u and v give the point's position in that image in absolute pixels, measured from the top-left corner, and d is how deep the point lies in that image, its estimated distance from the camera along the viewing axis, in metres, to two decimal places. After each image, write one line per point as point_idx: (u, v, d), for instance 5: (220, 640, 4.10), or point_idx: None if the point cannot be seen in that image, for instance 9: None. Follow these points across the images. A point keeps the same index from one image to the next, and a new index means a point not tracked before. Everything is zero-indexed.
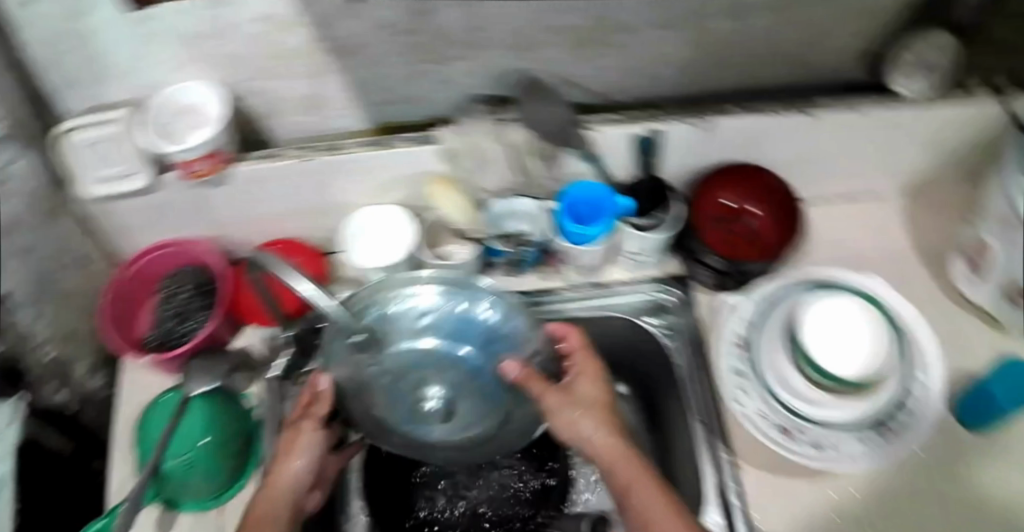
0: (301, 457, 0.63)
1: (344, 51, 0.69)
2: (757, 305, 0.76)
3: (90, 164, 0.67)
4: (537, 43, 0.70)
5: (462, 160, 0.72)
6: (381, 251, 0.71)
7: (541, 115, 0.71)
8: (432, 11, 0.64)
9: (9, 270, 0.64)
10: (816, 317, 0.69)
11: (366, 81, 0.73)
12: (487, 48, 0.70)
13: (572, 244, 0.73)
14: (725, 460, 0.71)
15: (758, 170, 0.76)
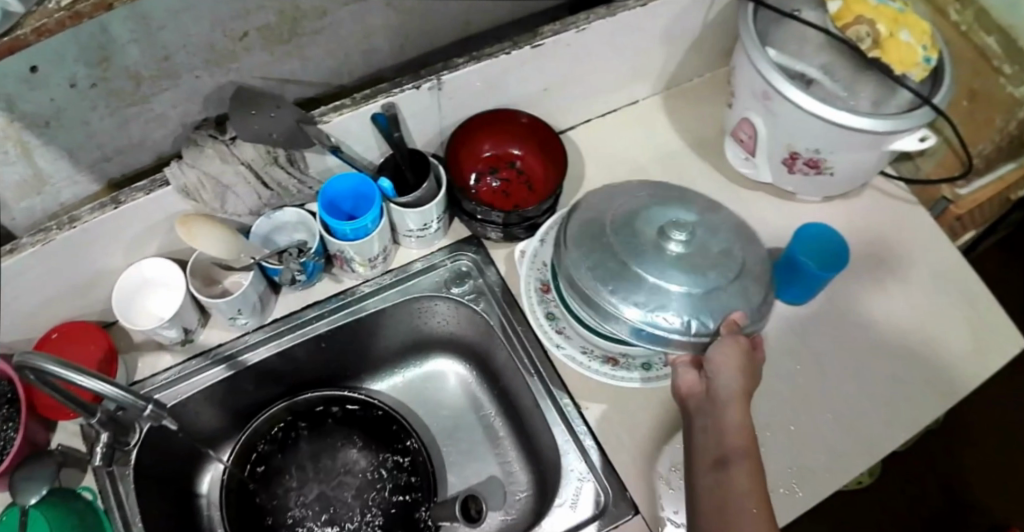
0: None
1: (42, 124, 0.62)
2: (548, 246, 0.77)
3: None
4: (232, 55, 0.66)
5: (205, 193, 0.70)
6: (163, 306, 0.72)
7: (252, 128, 0.66)
8: (110, 56, 0.59)
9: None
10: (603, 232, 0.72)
11: (79, 141, 0.67)
12: (182, 72, 0.65)
13: (349, 240, 0.72)
14: (568, 404, 0.73)
15: (507, 114, 0.74)
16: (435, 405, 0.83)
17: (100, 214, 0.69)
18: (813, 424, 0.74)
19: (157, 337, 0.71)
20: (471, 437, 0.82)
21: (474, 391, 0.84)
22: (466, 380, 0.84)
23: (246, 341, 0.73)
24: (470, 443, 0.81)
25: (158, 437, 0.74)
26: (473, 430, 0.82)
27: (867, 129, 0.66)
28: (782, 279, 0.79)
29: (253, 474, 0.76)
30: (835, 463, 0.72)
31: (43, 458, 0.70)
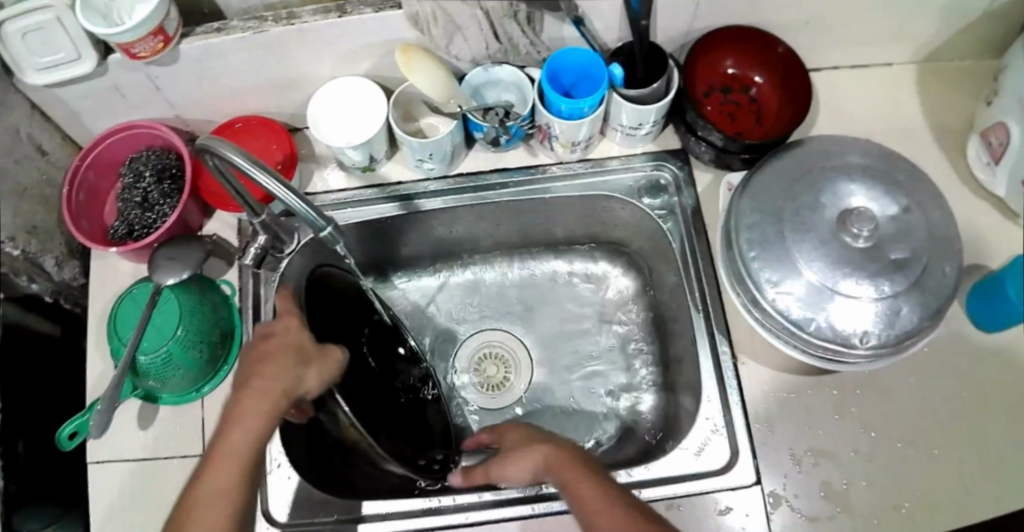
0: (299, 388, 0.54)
1: None
2: (750, 197, 0.67)
3: (26, 50, 0.60)
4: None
5: (434, 27, 0.63)
6: (355, 127, 0.67)
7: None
8: None
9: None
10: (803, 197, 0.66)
11: None
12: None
13: (561, 119, 0.66)
14: (724, 352, 0.69)
15: (767, 37, 0.68)
16: (551, 317, 0.83)
17: (321, 20, 0.62)
18: (965, 454, 0.66)
19: (339, 157, 0.67)
20: (604, 350, 0.80)
21: (626, 304, 0.81)
22: (621, 291, 0.82)
23: (424, 188, 0.71)
24: (602, 356, 0.80)
25: (307, 253, 0.73)
26: (606, 342, 0.80)
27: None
28: (981, 300, 0.69)
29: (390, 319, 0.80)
30: (976, 502, 0.64)
31: (192, 243, 0.67)
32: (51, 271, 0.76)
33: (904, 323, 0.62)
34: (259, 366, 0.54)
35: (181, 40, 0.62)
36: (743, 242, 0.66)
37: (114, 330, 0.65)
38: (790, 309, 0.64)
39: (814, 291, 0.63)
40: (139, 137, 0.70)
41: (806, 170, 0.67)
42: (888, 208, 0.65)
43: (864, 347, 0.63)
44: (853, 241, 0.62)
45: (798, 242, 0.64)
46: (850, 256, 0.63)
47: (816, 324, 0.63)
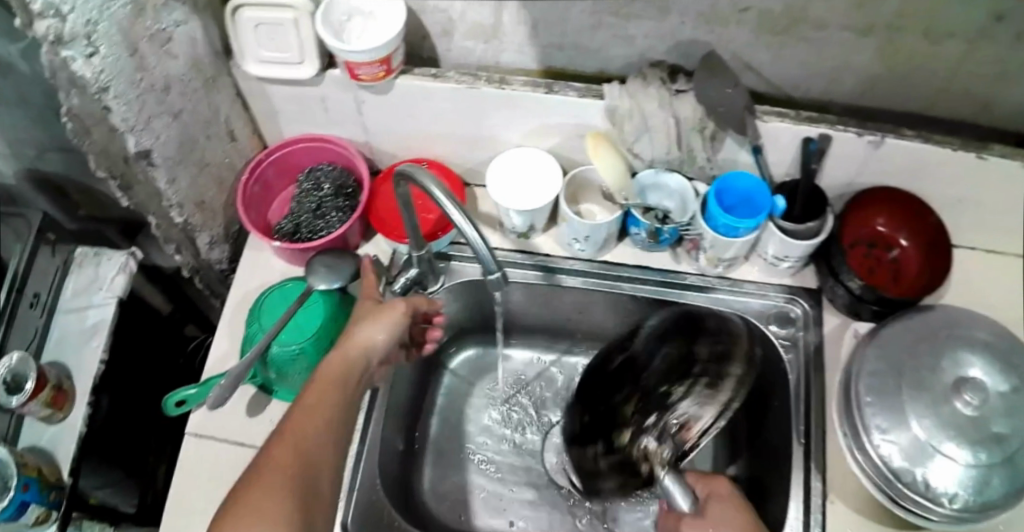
0: (373, 328, 0.60)
1: None
2: (878, 351, 0.70)
3: (255, 42, 0.66)
4: (725, 19, 0.63)
5: (626, 124, 0.68)
6: (527, 195, 0.70)
7: (711, 92, 0.66)
8: None
9: (159, 128, 0.64)
10: (924, 359, 0.69)
11: (548, 21, 0.66)
12: (675, 12, 0.62)
13: (716, 233, 0.69)
14: (815, 488, 0.70)
15: (921, 206, 0.72)
16: None
17: (527, 91, 0.67)
18: None
19: (502, 216, 0.72)
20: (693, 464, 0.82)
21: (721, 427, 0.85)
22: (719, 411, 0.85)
23: (567, 263, 0.75)
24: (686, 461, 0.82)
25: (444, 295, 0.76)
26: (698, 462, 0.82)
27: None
28: None
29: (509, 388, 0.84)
30: None
31: (348, 257, 0.71)
32: (201, 247, 0.78)
33: (990, 493, 0.64)
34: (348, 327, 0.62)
35: (399, 74, 0.68)
36: (863, 386, 0.69)
37: (256, 317, 0.69)
38: (890, 456, 0.67)
39: (914, 450, 0.66)
40: (326, 149, 0.74)
41: (933, 334, 0.70)
42: (999, 384, 0.68)
43: (948, 507, 0.65)
44: (961, 405, 0.66)
45: (912, 397, 0.67)
46: (957, 422, 0.65)
47: (912, 477, 0.65)
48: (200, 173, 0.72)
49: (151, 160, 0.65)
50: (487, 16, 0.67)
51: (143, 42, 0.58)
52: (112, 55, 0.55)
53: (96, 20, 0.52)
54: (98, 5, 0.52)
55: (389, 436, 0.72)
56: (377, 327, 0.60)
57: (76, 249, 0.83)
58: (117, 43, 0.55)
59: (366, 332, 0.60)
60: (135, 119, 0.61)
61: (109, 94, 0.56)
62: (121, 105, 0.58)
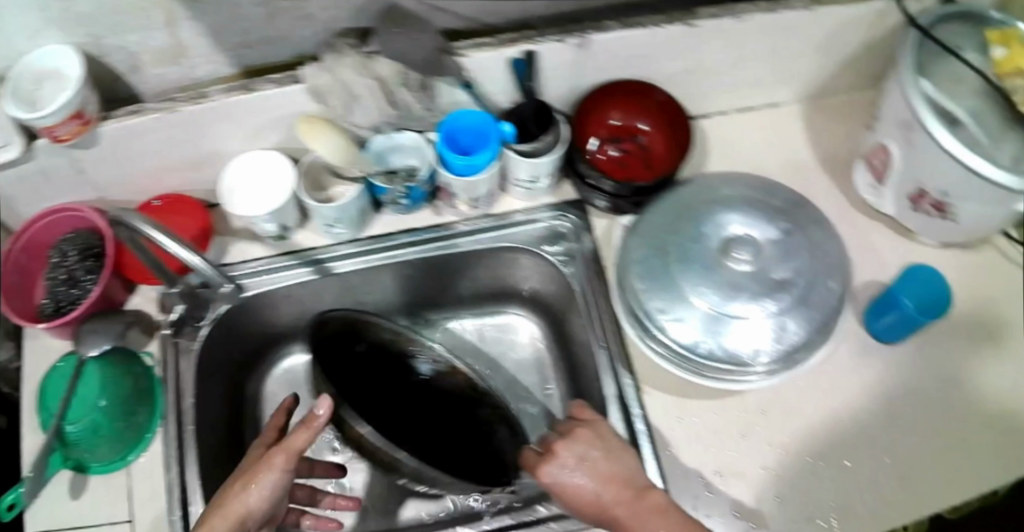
0: (253, 495, 0.55)
1: None
2: (642, 241, 0.71)
3: None
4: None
5: (332, 98, 0.68)
6: (266, 196, 0.71)
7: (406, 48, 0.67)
8: None
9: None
10: (686, 233, 0.71)
11: (223, 25, 0.65)
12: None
13: (459, 175, 0.71)
14: (628, 384, 0.71)
15: (643, 86, 0.74)
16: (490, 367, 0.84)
17: (227, 98, 0.67)
18: (874, 463, 0.68)
19: (254, 226, 0.72)
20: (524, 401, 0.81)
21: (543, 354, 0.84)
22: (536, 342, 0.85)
23: (334, 252, 0.75)
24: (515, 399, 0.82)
25: (226, 319, 0.76)
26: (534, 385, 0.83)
27: (1001, 185, 0.62)
28: (879, 313, 0.73)
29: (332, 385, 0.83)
30: (884, 512, 0.66)
31: (115, 316, 0.71)
32: None
33: (791, 336, 0.69)
34: (228, 485, 0.56)
35: (100, 123, 0.67)
36: (638, 279, 0.70)
37: (45, 402, 0.68)
38: (679, 335, 0.69)
39: (706, 323, 0.68)
40: (68, 218, 0.73)
41: (683, 207, 0.72)
42: (768, 232, 0.72)
43: (761, 366, 0.69)
44: (737, 263, 0.70)
45: (686, 274, 0.69)
46: (736, 279, 0.69)
47: (708, 347, 0.68)
48: None
49: None
50: (165, 40, 0.67)
51: None
52: None
53: None
54: None
55: (211, 472, 0.73)
56: (253, 494, 0.55)
57: None
58: None
59: (241, 502, 0.54)
60: None
61: None
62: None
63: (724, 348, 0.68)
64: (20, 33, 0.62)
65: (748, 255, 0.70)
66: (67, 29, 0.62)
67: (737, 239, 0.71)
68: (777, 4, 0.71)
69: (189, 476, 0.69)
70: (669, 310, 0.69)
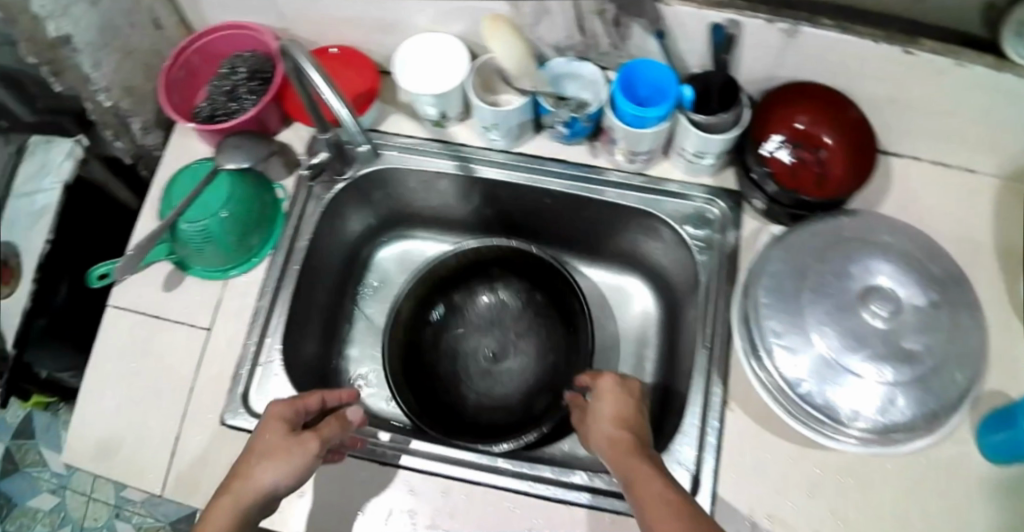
0: (276, 471, 0.53)
1: None
2: (782, 257, 0.68)
3: None
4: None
5: (524, 5, 0.66)
6: (435, 79, 0.70)
7: None
8: None
9: (78, 16, 0.67)
10: (831, 267, 0.66)
11: None
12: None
13: (625, 124, 0.68)
14: (715, 395, 0.68)
15: (840, 98, 0.68)
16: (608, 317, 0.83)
17: None
18: None
19: (415, 105, 0.72)
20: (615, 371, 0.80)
21: (649, 330, 0.82)
22: (649, 315, 0.83)
23: (477, 156, 0.75)
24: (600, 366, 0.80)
25: (363, 186, 0.77)
26: (645, 350, 0.80)
27: None
28: (997, 420, 0.64)
29: (456, 298, 0.86)
30: None
31: (260, 140, 0.72)
32: (134, 132, 0.82)
33: (896, 416, 0.62)
34: (246, 458, 0.54)
35: None
36: (765, 293, 0.67)
37: (169, 192, 0.71)
38: (786, 365, 0.65)
39: (814, 365, 0.64)
40: (248, 37, 0.76)
41: (841, 237, 0.67)
42: (915, 297, 0.65)
43: (853, 430, 0.63)
44: (869, 317, 0.64)
45: (810, 307, 0.65)
46: (863, 333, 0.64)
47: (806, 387, 0.64)
48: (125, 58, 0.75)
49: (73, 46, 0.68)
50: None
51: None
52: None
53: None
54: None
55: (302, 320, 0.75)
56: (278, 469, 0.53)
57: (31, 138, 0.88)
58: None
59: (264, 477, 0.53)
60: (53, 6, 0.64)
61: None
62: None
63: (822, 396, 0.63)
64: None
65: (889, 313, 0.64)
66: None
67: (879, 291, 0.65)
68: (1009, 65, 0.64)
69: (276, 314, 0.72)
70: (778, 335, 0.65)
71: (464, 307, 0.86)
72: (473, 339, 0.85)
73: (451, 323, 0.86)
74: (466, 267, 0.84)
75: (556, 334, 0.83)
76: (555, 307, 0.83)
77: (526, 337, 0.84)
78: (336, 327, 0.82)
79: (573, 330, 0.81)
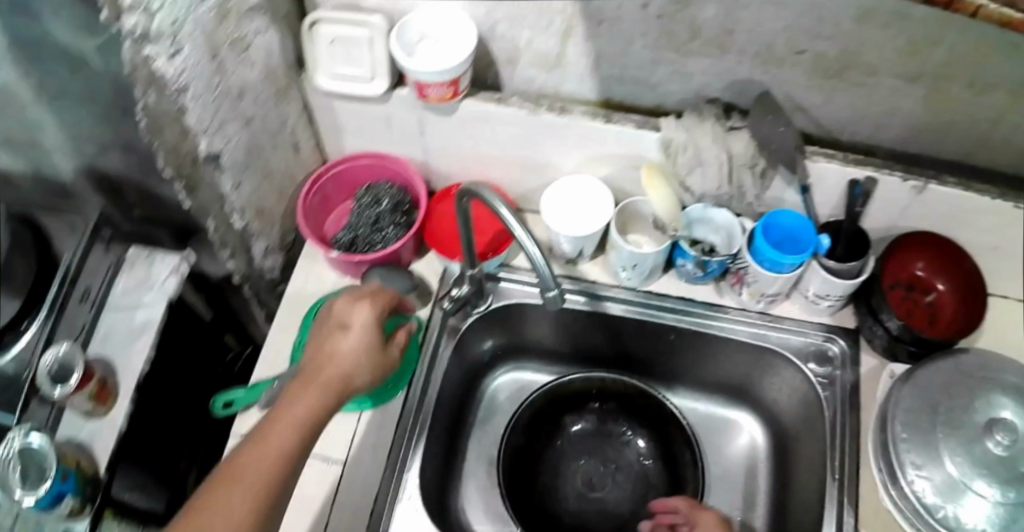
0: (349, 340, 0.60)
1: (597, 20, 0.66)
2: (910, 390, 0.72)
3: (330, 58, 0.70)
4: (781, 61, 0.67)
5: (681, 157, 0.71)
6: (580, 220, 0.73)
7: (765, 131, 0.69)
8: (694, 1, 0.62)
9: (229, 133, 0.67)
10: (954, 394, 0.71)
11: (610, 54, 0.69)
12: (733, 51, 0.67)
13: (761, 267, 0.71)
14: (849, 523, 0.71)
15: (958, 252, 0.75)
16: (716, 447, 0.86)
17: (586, 120, 0.70)
18: None
19: (553, 242, 0.74)
20: (719, 496, 0.82)
21: (757, 461, 0.84)
22: (755, 445, 0.86)
23: (604, 291, 0.77)
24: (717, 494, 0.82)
25: (494, 319, 0.79)
26: (757, 486, 0.83)
27: None
28: None
29: (566, 425, 0.84)
30: None
31: (400, 273, 0.73)
32: (255, 254, 0.79)
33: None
34: (318, 346, 0.61)
35: (465, 97, 0.70)
36: (900, 421, 0.71)
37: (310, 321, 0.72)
38: (924, 490, 0.68)
39: (944, 487, 0.67)
40: (386, 167, 0.77)
41: (964, 372, 0.72)
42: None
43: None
44: (992, 445, 0.66)
45: (940, 433, 0.69)
46: (988, 462, 0.66)
47: (945, 512, 0.67)
48: (264, 180, 0.74)
49: (217, 165, 0.67)
50: (551, 47, 0.70)
51: (223, 48, 0.62)
52: (192, 56, 0.58)
53: (182, 20, 0.55)
54: (185, 7, 0.55)
55: (433, 449, 0.74)
56: (353, 342, 0.60)
57: (131, 248, 0.85)
58: (199, 45, 0.58)
59: (343, 345, 0.60)
60: (208, 124, 0.64)
61: (185, 95, 0.59)
62: (196, 107, 0.61)
63: (958, 517, 0.66)
64: None
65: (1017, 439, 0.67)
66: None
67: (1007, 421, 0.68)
68: None
69: (415, 447, 0.71)
70: (913, 457, 0.69)
71: (570, 435, 0.83)
72: (573, 469, 0.82)
73: (553, 448, 0.83)
74: (577, 396, 0.82)
75: (656, 474, 0.81)
76: (667, 449, 0.81)
77: (626, 473, 0.81)
78: (451, 460, 0.79)
79: (675, 475, 0.79)
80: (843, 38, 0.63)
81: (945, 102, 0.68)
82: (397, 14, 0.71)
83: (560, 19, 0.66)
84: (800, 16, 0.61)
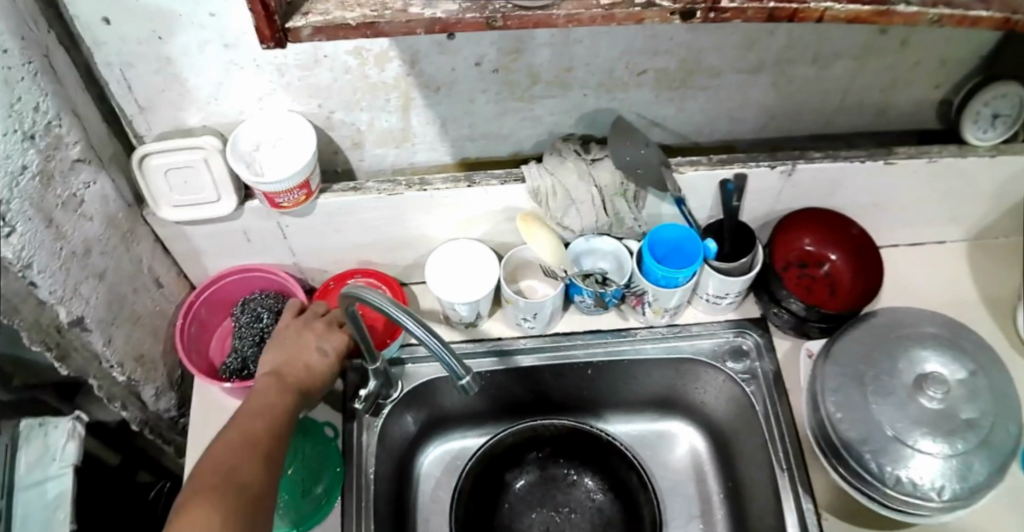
0: (318, 357, 0.67)
1: (432, 87, 0.64)
2: (836, 367, 0.73)
3: (167, 188, 0.67)
4: (624, 85, 0.66)
5: (552, 200, 0.70)
6: (468, 286, 0.72)
7: (626, 154, 0.68)
8: (523, 50, 0.61)
9: (87, 293, 0.62)
10: (876, 359, 0.72)
11: (455, 115, 0.68)
12: (575, 86, 0.66)
13: (656, 286, 0.71)
14: (808, 510, 0.70)
15: (842, 220, 0.77)
16: (663, 465, 0.85)
17: (451, 189, 0.69)
18: None
19: (447, 310, 0.72)
20: (677, 507, 0.82)
21: (703, 466, 0.84)
22: (697, 453, 0.85)
23: (514, 345, 0.77)
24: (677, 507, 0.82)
25: (410, 399, 0.77)
26: (712, 493, 0.82)
27: None
28: None
29: (511, 482, 0.82)
30: None
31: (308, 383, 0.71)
32: (147, 400, 0.76)
33: (976, 477, 0.66)
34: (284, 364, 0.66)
35: (320, 194, 0.68)
36: (833, 399, 0.71)
37: None
38: (871, 462, 0.68)
39: (887, 454, 0.67)
40: (256, 279, 0.77)
41: (876, 334, 0.73)
42: (956, 371, 0.70)
43: (939, 500, 0.66)
44: (928, 400, 0.68)
45: (873, 401, 0.70)
46: (928, 418, 0.67)
47: (896, 478, 0.67)
48: (134, 327, 0.70)
49: (86, 326, 0.62)
50: (396, 123, 0.69)
51: (57, 210, 0.57)
52: (28, 231, 0.53)
53: (8, 199, 0.50)
54: (7, 183, 0.49)
55: None
56: (320, 359, 0.67)
57: (21, 421, 0.72)
58: (32, 218, 0.53)
59: (313, 362, 0.67)
60: (62, 290, 0.58)
61: (33, 270, 0.54)
62: (43, 279, 0.55)
63: (908, 480, 0.66)
64: (252, 98, 0.64)
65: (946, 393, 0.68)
66: (299, 97, 0.64)
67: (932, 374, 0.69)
68: (965, 149, 0.74)
69: None
70: (852, 431, 0.69)
71: (518, 492, 0.82)
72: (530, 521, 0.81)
73: (504, 510, 0.81)
74: (514, 451, 0.82)
75: (611, 507, 0.81)
76: (616, 478, 0.81)
77: (582, 513, 0.81)
78: None
79: (631, 504, 0.79)
80: (680, 52, 0.63)
81: (795, 84, 0.68)
82: (229, 126, 0.68)
83: (396, 95, 0.64)
84: (631, 40, 0.61)
